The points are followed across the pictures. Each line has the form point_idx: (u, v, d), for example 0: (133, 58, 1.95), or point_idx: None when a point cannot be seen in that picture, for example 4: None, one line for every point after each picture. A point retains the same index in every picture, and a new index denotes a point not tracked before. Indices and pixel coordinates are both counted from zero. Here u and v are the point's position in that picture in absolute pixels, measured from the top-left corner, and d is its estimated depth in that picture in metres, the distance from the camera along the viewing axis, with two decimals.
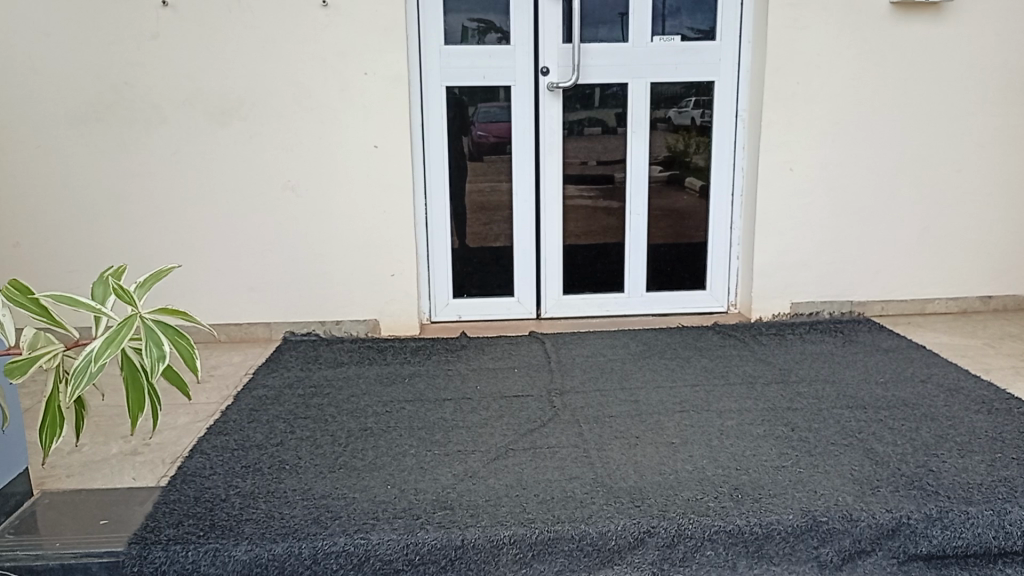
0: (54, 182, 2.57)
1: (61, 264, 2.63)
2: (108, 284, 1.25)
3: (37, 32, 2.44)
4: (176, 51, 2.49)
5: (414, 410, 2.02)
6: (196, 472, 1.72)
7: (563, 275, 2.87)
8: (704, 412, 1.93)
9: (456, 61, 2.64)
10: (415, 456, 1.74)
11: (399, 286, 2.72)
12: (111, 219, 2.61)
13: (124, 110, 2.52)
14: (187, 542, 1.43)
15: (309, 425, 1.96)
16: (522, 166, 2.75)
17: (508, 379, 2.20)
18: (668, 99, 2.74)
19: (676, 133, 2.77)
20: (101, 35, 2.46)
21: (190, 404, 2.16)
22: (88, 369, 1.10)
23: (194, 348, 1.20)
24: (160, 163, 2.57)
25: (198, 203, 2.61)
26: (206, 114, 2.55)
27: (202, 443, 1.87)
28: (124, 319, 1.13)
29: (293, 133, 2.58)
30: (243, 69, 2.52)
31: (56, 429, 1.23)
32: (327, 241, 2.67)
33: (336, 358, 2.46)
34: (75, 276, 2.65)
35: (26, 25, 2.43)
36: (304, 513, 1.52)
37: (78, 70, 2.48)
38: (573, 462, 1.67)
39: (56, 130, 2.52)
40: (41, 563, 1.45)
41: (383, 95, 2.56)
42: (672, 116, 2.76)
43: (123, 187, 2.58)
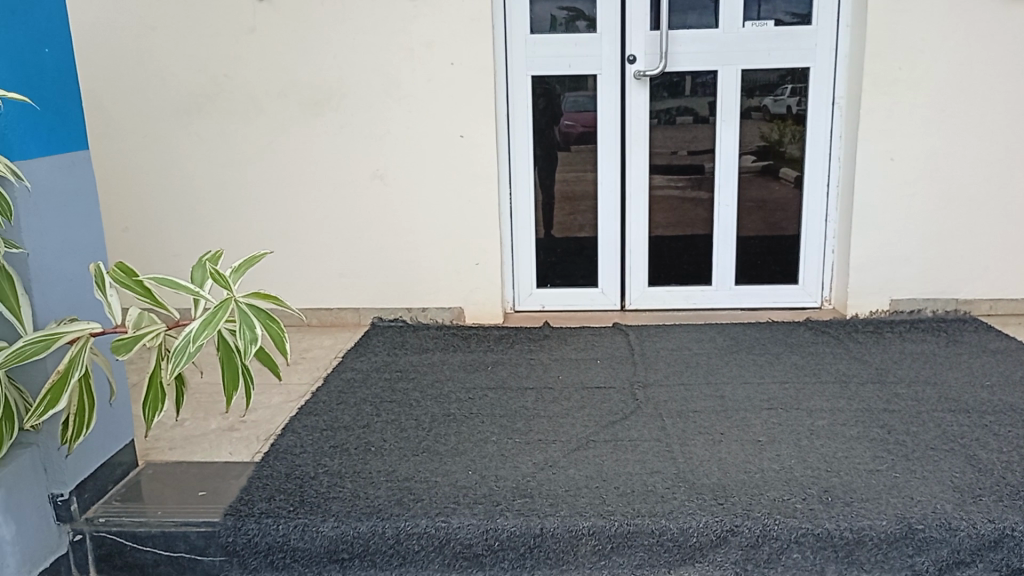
0: (161, 171, 2.70)
1: (166, 248, 2.77)
2: (206, 268, 1.31)
3: (145, 28, 2.57)
4: (271, 43, 2.57)
5: (495, 397, 2.04)
6: (287, 449, 1.79)
7: (649, 266, 2.83)
8: (794, 410, 1.87)
9: (542, 50, 2.63)
10: (496, 443, 1.76)
11: (484, 275, 2.74)
12: (212, 207, 2.73)
13: (223, 101, 2.63)
14: (278, 516, 1.49)
15: (394, 409, 2.00)
16: (608, 155, 2.73)
17: (591, 371, 2.19)
18: (762, 87, 2.65)
19: (770, 122, 2.69)
20: (203, 30, 2.57)
21: (282, 385, 2.24)
22: (186, 349, 1.16)
23: (284, 332, 1.23)
24: (256, 152, 2.67)
25: (293, 191, 2.70)
26: (299, 105, 2.62)
27: (293, 422, 1.94)
28: (220, 302, 1.18)
29: (383, 123, 2.63)
30: (334, 61, 2.58)
31: (157, 404, 1.29)
32: (414, 229, 2.71)
33: (422, 344, 2.50)
34: (179, 260, 2.78)
35: (135, 21, 2.57)
36: (388, 494, 1.56)
37: (181, 63, 2.60)
38: (654, 456, 1.65)
39: (161, 121, 2.65)
40: (144, 529, 1.54)
41: (469, 84, 2.57)
42: (768, 104, 2.67)
43: (222, 176, 2.70)
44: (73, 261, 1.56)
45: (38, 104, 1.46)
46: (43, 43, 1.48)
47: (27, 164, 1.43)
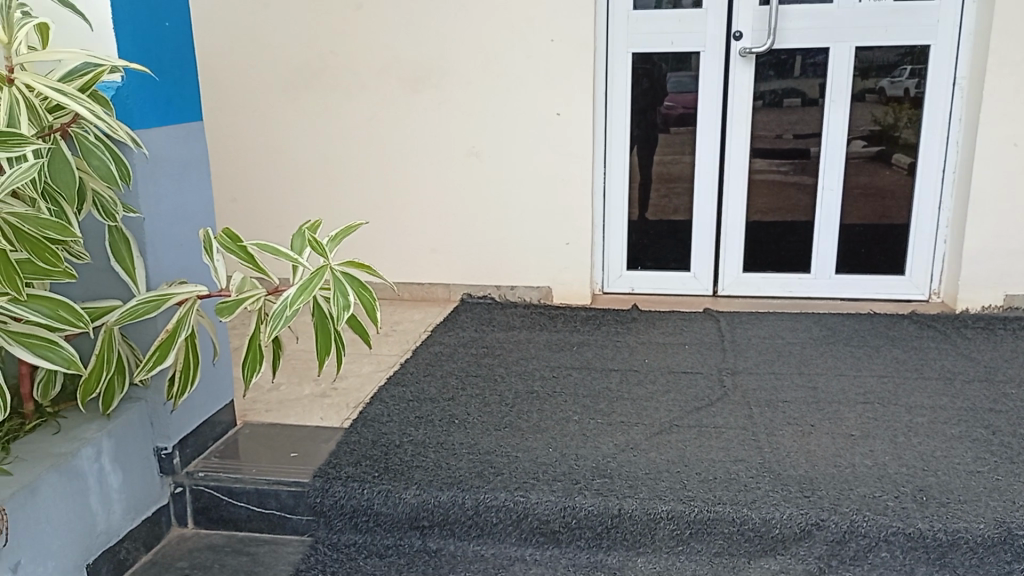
0: (266, 144, 2.81)
1: (269, 219, 2.89)
2: (305, 236, 1.37)
3: (257, 5, 2.68)
4: (375, 20, 2.63)
5: (580, 377, 2.03)
6: (375, 418, 1.84)
7: (744, 252, 2.76)
8: (891, 406, 1.79)
9: (644, 28, 2.58)
10: (578, 423, 1.76)
11: (574, 255, 2.73)
12: (313, 181, 2.82)
13: (328, 77, 2.71)
14: (363, 480, 1.55)
15: (479, 384, 2.03)
16: (707, 137, 2.66)
17: (678, 355, 2.15)
18: (879, 67, 2.52)
19: (885, 105, 2.56)
20: (311, 8, 2.65)
21: (374, 355, 2.31)
22: (283, 314, 1.21)
23: (376, 300, 1.26)
24: (356, 128, 2.74)
25: (390, 167, 2.76)
26: (399, 82, 2.68)
27: (383, 392, 2.00)
28: (316, 270, 1.23)
29: (480, 102, 2.65)
30: (435, 39, 2.62)
31: (256, 365, 1.35)
32: (506, 207, 2.73)
33: (509, 321, 2.52)
34: (280, 231, 2.90)
35: None
36: (469, 466, 1.58)
37: (289, 40, 2.69)
38: (739, 444, 1.62)
39: (269, 96, 2.76)
40: (239, 486, 1.62)
41: (567, 62, 2.56)
42: (884, 86, 2.54)
43: (323, 150, 2.78)
44: (185, 226, 1.65)
45: (156, 74, 1.55)
46: (164, 18, 1.57)
47: (146, 132, 1.51)
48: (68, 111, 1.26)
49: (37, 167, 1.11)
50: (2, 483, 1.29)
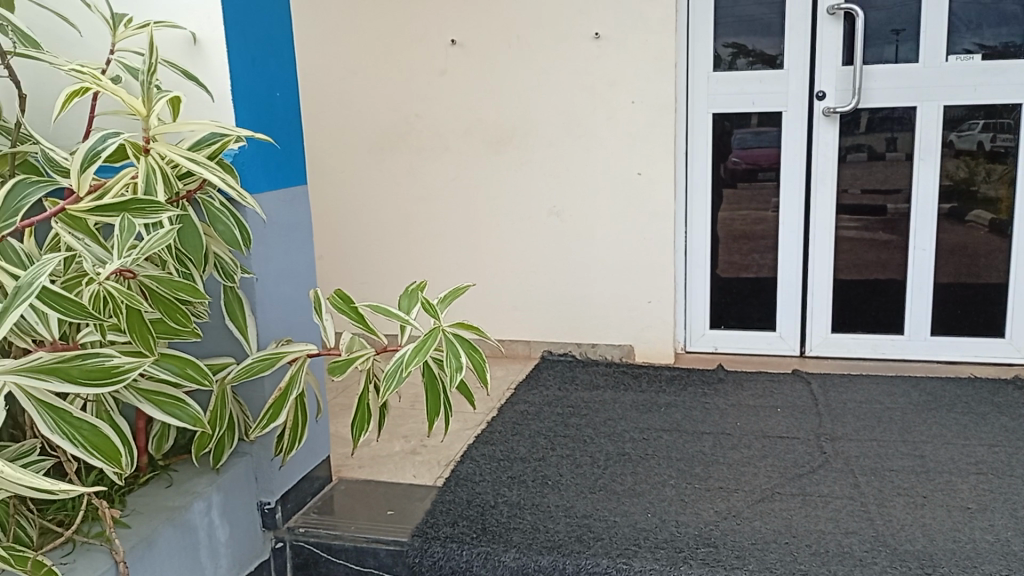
0: (354, 204, 2.90)
1: (355, 277, 2.97)
2: (416, 296, 1.39)
3: (347, 71, 2.80)
4: (460, 84, 2.71)
5: (671, 440, 2.00)
6: (468, 477, 1.85)
7: (832, 312, 2.70)
8: (1008, 477, 1.71)
9: (725, 88, 2.60)
10: (675, 487, 1.73)
11: (657, 314, 2.71)
12: (398, 239, 2.89)
13: (413, 139, 2.79)
14: (462, 542, 1.55)
15: (569, 444, 2.02)
16: (791, 195, 2.64)
17: (772, 419, 2.10)
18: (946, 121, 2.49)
19: (957, 158, 2.50)
20: (398, 73, 2.75)
21: (460, 412, 2.32)
22: (397, 374, 1.23)
23: (486, 360, 1.26)
24: (440, 188, 2.81)
25: (473, 226, 2.81)
26: (482, 143, 2.74)
27: (472, 450, 2.00)
28: (429, 331, 1.24)
29: (562, 161, 2.69)
30: (518, 101, 2.68)
31: (364, 424, 1.37)
32: (589, 265, 2.74)
33: (592, 381, 2.50)
34: (366, 288, 2.96)
35: (340, 65, 2.80)
36: (567, 530, 1.57)
37: (377, 104, 2.80)
38: (848, 515, 1.56)
39: (357, 158, 2.86)
40: (338, 543, 1.64)
41: (648, 123, 2.59)
42: (952, 140, 2.50)
43: (407, 209, 2.86)
44: (291, 286, 1.70)
45: (278, 143, 1.64)
46: (276, 89, 1.64)
47: (258, 197, 1.57)
48: (195, 177, 1.29)
49: (172, 233, 1.15)
50: (122, 536, 1.34)
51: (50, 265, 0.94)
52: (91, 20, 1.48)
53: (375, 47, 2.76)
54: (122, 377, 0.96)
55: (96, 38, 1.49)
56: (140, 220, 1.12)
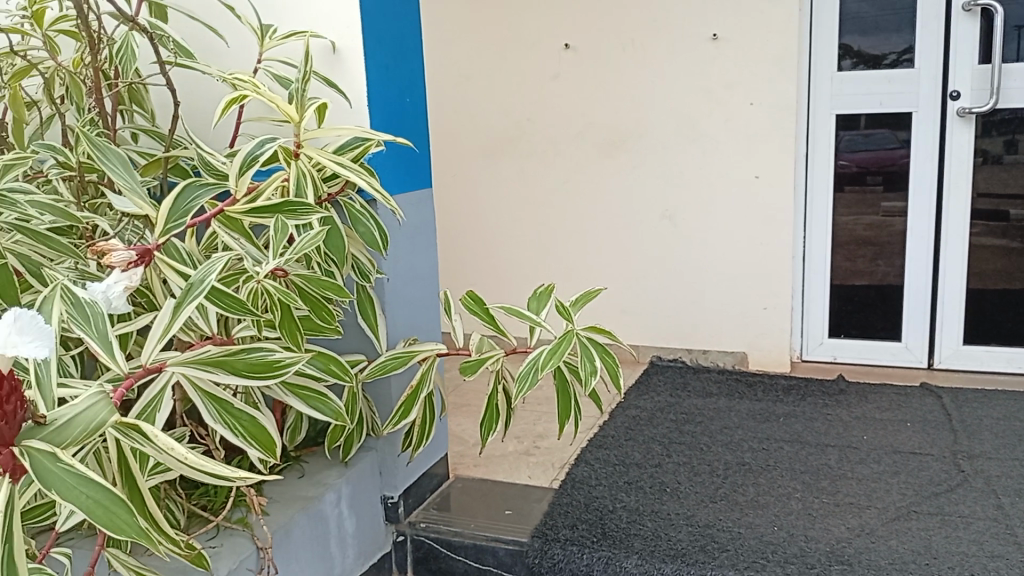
0: (465, 208, 2.95)
1: (465, 279, 3.02)
2: (544, 299, 1.40)
3: (460, 76, 2.84)
4: (573, 87, 2.71)
5: (793, 452, 1.94)
6: (584, 480, 1.84)
7: (963, 323, 2.56)
8: None
9: (850, 87, 2.50)
10: (801, 501, 1.68)
11: (772, 321, 2.64)
12: (509, 242, 2.92)
13: (525, 143, 2.81)
14: (583, 545, 1.56)
15: (686, 451, 1.99)
16: (921, 199, 2.52)
17: (901, 434, 2.01)
18: None
19: None
20: (511, 76, 2.77)
21: None
22: (530, 375, 1.24)
23: (619, 366, 1.25)
24: (551, 191, 2.82)
25: (583, 229, 2.81)
26: (594, 147, 2.73)
27: (587, 453, 2.00)
28: (563, 335, 1.24)
29: (677, 164, 2.65)
30: (631, 103, 2.66)
31: (492, 424, 1.39)
32: (701, 270, 2.69)
33: (705, 388, 2.45)
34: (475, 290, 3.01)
35: (454, 70, 2.85)
36: (690, 539, 1.55)
37: (490, 108, 2.82)
38: (994, 538, 1.48)
39: (469, 161, 2.90)
40: (458, 540, 1.66)
41: (768, 125, 2.52)
42: None
43: (518, 212, 2.88)
44: (415, 286, 1.74)
45: (416, 146, 1.68)
46: (405, 94, 1.65)
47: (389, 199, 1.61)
48: (339, 179, 1.33)
49: (322, 235, 1.19)
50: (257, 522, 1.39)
51: (220, 262, 0.99)
52: (237, 30, 1.54)
53: (489, 52, 2.78)
54: (282, 372, 1.01)
55: (243, 48, 1.55)
56: (292, 222, 1.17)
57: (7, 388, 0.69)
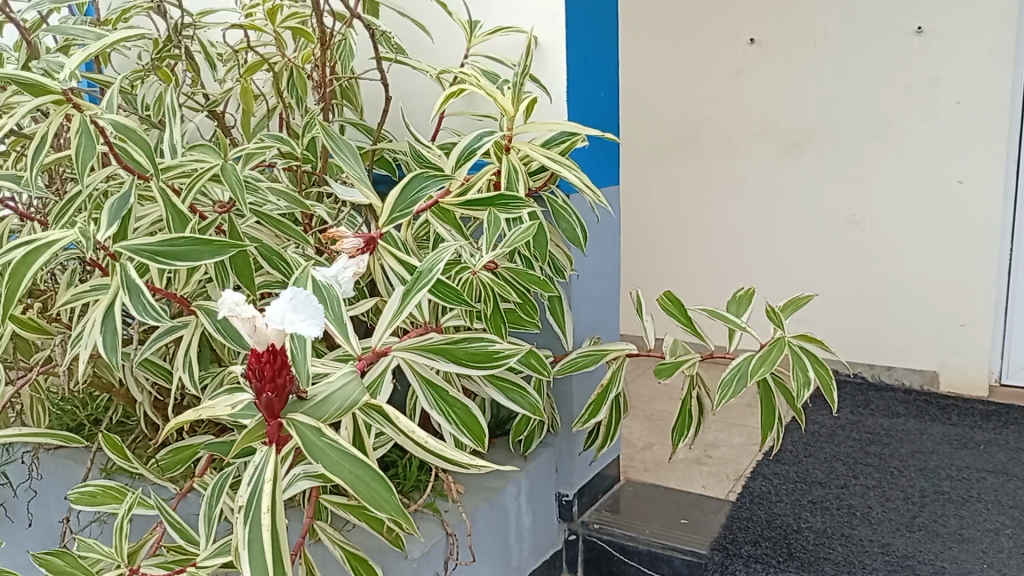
0: (636, 206, 2.91)
1: (633, 277, 2.99)
2: (745, 303, 1.34)
3: (637, 73, 2.80)
4: (757, 84, 2.61)
5: (1000, 484, 1.78)
6: (763, 495, 1.77)
7: None
8: None
9: None
10: (1014, 540, 1.54)
11: (970, 339, 2.44)
12: (681, 242, 2.87)
13: (702, 141, 2.74)
14: (768, 565, 1.49)
15: (874, 473, 1.86)
16: None
17: None
18: None
19: None
20: (691, 72, 2.71)
21: (743, 425, 2.23)
22: (736, 382, 1.16)
23: (833, 379, 1.18)
24: (728, 192, 2.73)
25: (759, 233, 2.71)
26: (777, 146, 2.62)
27: (764, 467, 1.91)
28: (773, 342, 1.17)
29: (868, 167, 2.49)
30: (820, 101, 2.53)
31: (684, 430, 1.34)
32: (890, 281, 2.53)
33: (890, 407, 2.29)
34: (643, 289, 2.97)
35: (631, 65, 2.80)
36: (888, 569, 1.45)
37: (667, 104, 2.76)
38: None
39: (642, 159, 2.85)
40: (632, 544, 1.63)
41: (976, 126, 2.32)
42: None
43: (692, 212, 2.81)
44: (600, 283, 1.72)
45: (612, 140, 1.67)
46: (600, 89, 1.64)
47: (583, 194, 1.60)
48: (543, 174, 1.33)
49: (535, 228, 1.18)
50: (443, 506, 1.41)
51: (447, 254, 1.01)
52: (444, 27, 1.59)
53: (666, 48, 2.73)
54: (501, 362, 1.01)
55: (448, 44, 1.59)
56: (503, 215, 1.17)
57: (280, 361, 0.72)
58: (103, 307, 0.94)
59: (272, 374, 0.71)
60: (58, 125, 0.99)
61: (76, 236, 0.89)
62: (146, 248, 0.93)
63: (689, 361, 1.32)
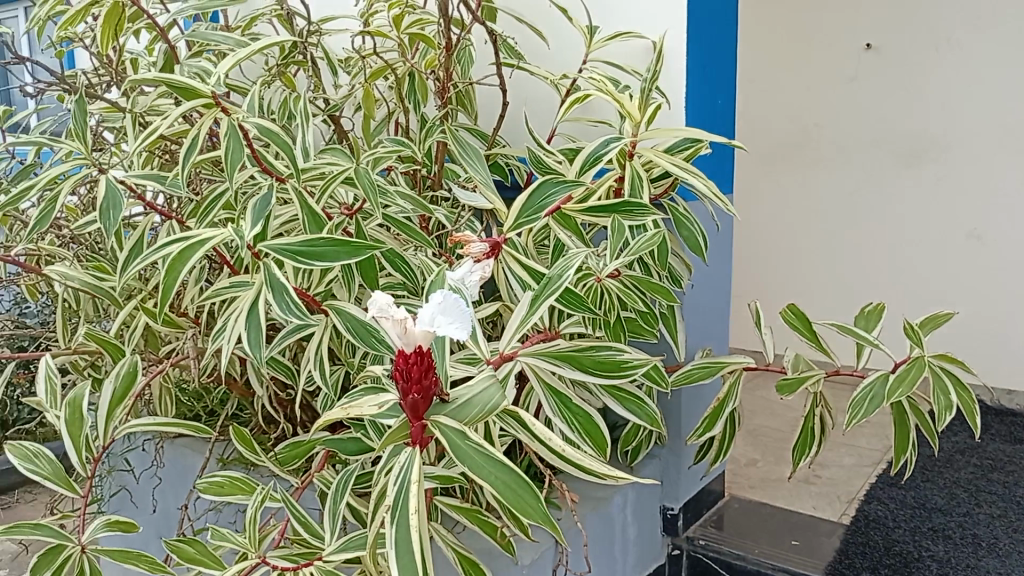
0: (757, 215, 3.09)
1: (751, 281, 3.18)
2: (876, 319, 1.28)
3: (760, 81, 2.97)
4: (878, 95, 2.73)
5: None
6: (878, 520, 1.69)
7: None
8: None
9: None
10: None
11: None
12: (799, 250, 3.02)
13: (823, 152, 2.89)
14: None
15: (999, 503, 1.76)
16: None
17: None
18: None
19: None
20: (813, 85, 2.87)
21: (851, 446, 2.14)
22: (869, 402, 1.11)
23: (976, 403, 1.11)
24: (848, 204, 2.87)
25: (869, 232, 2.84)
26: (896, 156, 2.74)
27: (878, 490, 1.83)
28: (911, 362, 1.11)
29: (990, 180, 2.57)
30: (942, 112, 2.61)
31: (806, 448, 1.29)
32: (1012, 296, 2.60)
33: (1013, 432, 2.16)
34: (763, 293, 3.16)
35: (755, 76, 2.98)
36: None
37: (789, 114, 2.93)
38: None
39: (762, 166, 3.03)
40: (741, 563, 1.57)
41: None
42: None
43: (813, 222, 2.97)
44: (714, 293, 1.68)
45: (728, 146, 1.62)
46: (718, 95, 1.59)
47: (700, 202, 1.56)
48: (666, 180, 1.32)
49: (660, 235, 1.16)
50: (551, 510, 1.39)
51: (576, 260, 0.99)
52: (560, 33, 1.59)
53: (793, 58, 2.89)
54: (629, 372, 0.99)
55: (564, 49, 1.59)
56: (628, 222, 1.14)
57: (426, 364, 0.72)
58: (247, 304, 0.99)
59: (419, 377, 0.72)
60: (208, 128, 1.04)
61: (226, 234, 0.94)
62: (287, 248, 0.99)
63: (813, 378, 1.26)
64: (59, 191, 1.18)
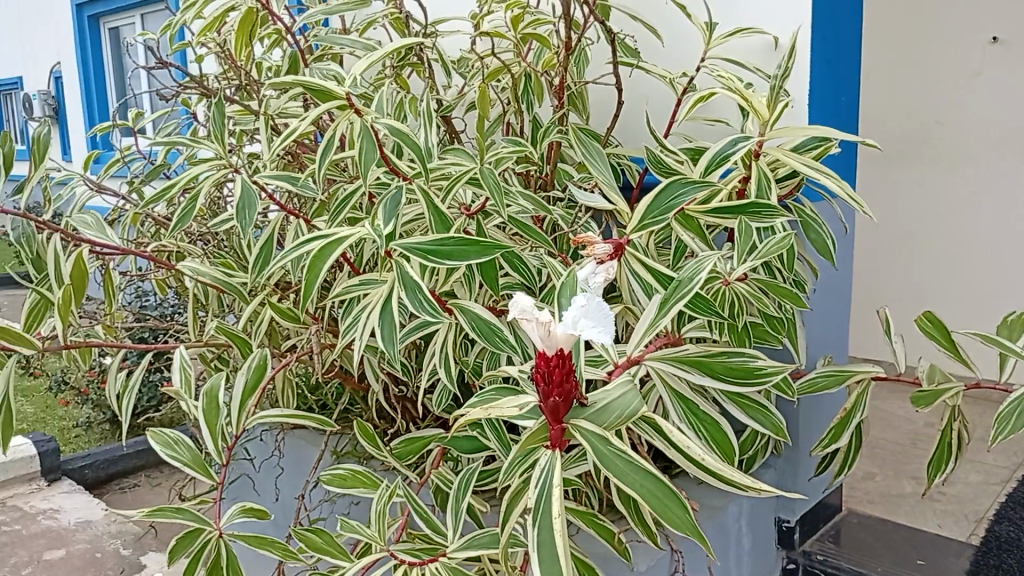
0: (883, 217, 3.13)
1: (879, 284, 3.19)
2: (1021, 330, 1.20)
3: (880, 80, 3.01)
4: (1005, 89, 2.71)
5: None
6: (1012, 543, 1.60)
7: None
8: None
9: None
10: None
11: None
12: (927, 251, 3.03)
13: (948, 149, 2.89)
14: None
15: None
16: None
17: None
18: None
19: None
20: (935, 83, 2.87)
21: (976, 462, 2.04)
22: (1017, 418, 1.04)
23: None
24: (978, 202, 2.86)
25: (997, 228, 2.83)
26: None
27: (1010, 511, 1.74)
28: None
29: None
30: None
31: (941, 464, 1.23)
32: None
33: None
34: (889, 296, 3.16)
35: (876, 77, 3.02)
36: None
37: (910, 113, 2.96)
38: None
39: (885, 166, 3.06)
40: None
41: None
42: None
43: (940, 221, 2.97)
44: (837, 298, 1.60)
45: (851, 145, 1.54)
46: (842, 92, 1.51)
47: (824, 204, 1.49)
48: (793, 180, 1.27)
49: (790, 238, 1.12)
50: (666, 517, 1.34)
51: (707, 264, 0.97)
52: (677, 31, 1.57)
53: (913, 56, 2.91)
54: (763, 380, 0.96)
55: (681, 47, 1.57)
56: (755, 224, 1.11)
57: (567, 368, 0.71)
58: (381, 299, 1.04)
59: (560, 380, 0.71)
60: (344, 128, 1.08)
61: (365, 232, 0.99)
62: (419, 247, 1.02)
63: (950, 392, 1.19)
64: (199, 189, 1.24)
